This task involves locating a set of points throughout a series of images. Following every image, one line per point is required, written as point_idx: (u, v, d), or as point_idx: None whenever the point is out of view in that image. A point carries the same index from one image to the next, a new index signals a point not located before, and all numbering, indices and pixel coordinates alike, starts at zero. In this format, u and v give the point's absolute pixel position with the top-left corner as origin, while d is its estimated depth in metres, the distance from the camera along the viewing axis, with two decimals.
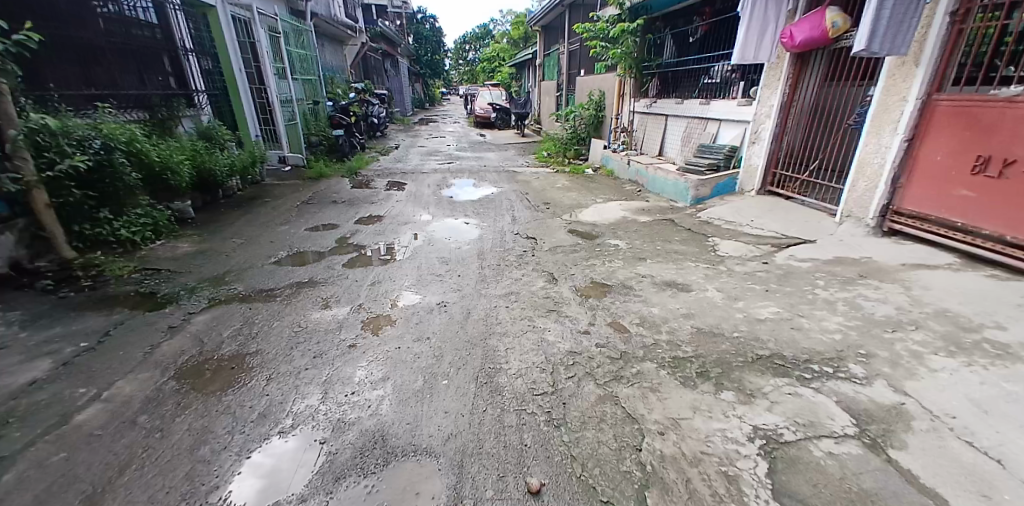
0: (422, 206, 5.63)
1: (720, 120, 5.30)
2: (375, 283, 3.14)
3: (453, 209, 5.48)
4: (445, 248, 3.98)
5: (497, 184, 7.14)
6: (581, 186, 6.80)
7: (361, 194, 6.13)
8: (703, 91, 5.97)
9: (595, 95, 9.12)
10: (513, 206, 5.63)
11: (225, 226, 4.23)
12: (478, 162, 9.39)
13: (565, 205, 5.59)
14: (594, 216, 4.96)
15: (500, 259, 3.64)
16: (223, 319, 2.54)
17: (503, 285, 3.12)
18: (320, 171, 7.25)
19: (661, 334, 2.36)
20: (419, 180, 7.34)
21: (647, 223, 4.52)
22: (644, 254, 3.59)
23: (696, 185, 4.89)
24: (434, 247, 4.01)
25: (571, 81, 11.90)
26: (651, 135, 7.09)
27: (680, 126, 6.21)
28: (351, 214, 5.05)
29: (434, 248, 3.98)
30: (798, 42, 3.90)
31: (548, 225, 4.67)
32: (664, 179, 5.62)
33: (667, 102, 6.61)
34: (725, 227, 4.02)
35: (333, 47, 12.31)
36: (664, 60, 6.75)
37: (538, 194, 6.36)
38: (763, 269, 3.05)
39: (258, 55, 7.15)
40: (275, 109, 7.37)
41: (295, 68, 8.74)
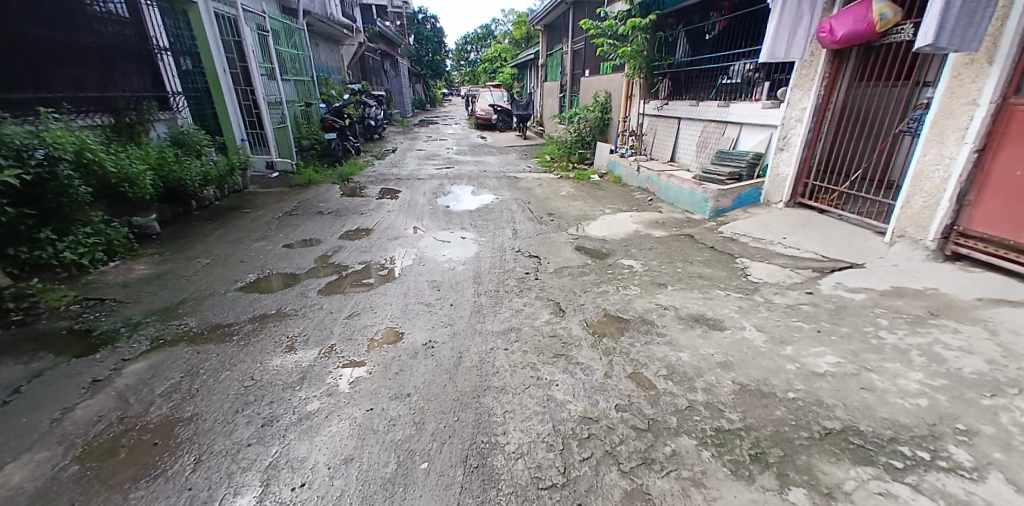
0: (416, 216, 5.20)
1: (741, 124, 4.87)
2: (353, 314, 2.70)
3: (449, 221, 5.05)
4: (437, 269, 3.56)
5: (497, 191, 6.70)
6: (587, 194, 6.36)
7: (351, 204, 5.70)
8: (721, 92, 5.53)
9: (601, 96, 8.68)
10: (514, 217, 5.20)
11: (194, 243, 3.79)
12: (478, 166, 8.96)
13: (570, 216, 5.15)
14: (603, 230, 4.52)
15: (499, 283, 3.21)
16: (162, 368, 2.10)
17: (504, 317, 2.69)
18: (310, 177, 6.84)
19: (695, 393, 1.91)
20: (415, 187, 6.91)
21: (662, 239, 4.07)
22: (663, 279, 3.15)
23: (716, 196, 4.46)
24: (426, 267, 3.58)
25: (575, 82, 11.48)
26: (662, 140, 6.65)
27: (694, 130, 5.77)
28: (337, 226, 4.62)
29: (426, 269, 3.55)
30: (839, 37, 3.49)
31: (552, 240, 4.23)
32: (678, 188, 5.18)
33: (680, 104, 6.17)
34: (753, 245, 3.59)
35: (328, 47, 11.91)
36: (677, 60, 6.31)
37: (540, 203, 5.91)
38: (807, 301, 2.62)
39: (244, 55, 6.75)
40: (262, 112, 6.95)
41: (284, 68, 8.38)
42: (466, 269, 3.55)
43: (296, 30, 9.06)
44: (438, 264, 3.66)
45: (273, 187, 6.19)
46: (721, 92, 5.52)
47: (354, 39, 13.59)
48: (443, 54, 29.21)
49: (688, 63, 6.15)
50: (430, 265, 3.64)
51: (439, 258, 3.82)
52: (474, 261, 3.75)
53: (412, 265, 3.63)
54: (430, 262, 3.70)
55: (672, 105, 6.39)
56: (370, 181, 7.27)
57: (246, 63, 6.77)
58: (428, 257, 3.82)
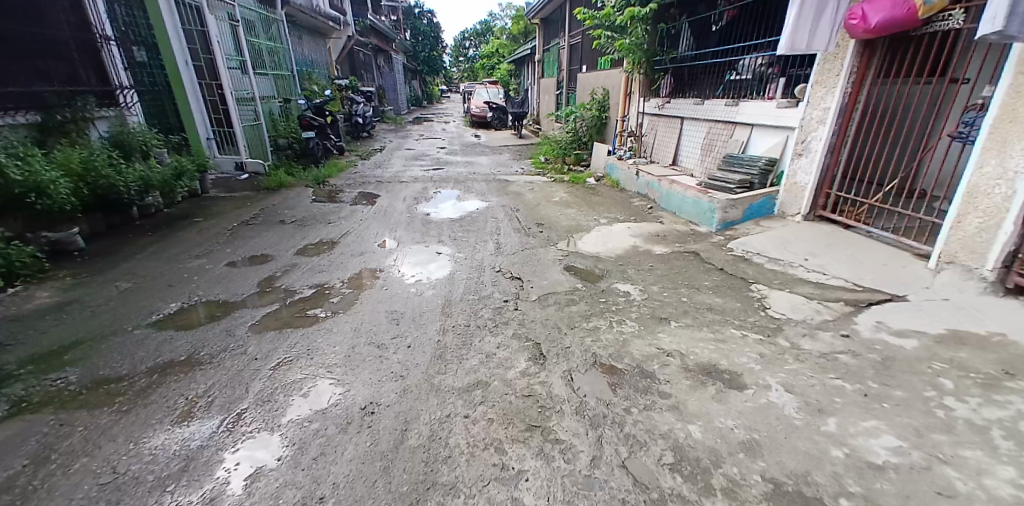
0: (391, 226, 4.68)
1: (752, 125, 4.36)
2: (281, 362, 2.18)
3: (426, 232, 4.52)
4: (401, 294, 3.04)
5: (484, 196, 6.19)
6: (582, 201, 5.85)
7: (320, 211, 5.17)
8: (729, 89, 5.04)
9: (598, 94, 8.21)
10: (499, 228, 4.68)
11: (121, 263, 3.32)
12: (468, 168, 8.45)
13: (561, 226, 4.65)
14: (598, 244, 4.02)
15: (471, 316, 2.69)
16: (8, 450, 1.65)
17: (471, 364, 2.18)
18: (282, 180, 6.31)
19: (708, 497, 1.41)
20: (396, 191, 6.40)
21: (664, 257, 3.57)
22: (667, 311, 2.65)
23: (724, 207, 3.97)
24: (388, 292, 3.06)
25: (571, 79, 10.95)
26: (663, 141, 6.14)
27: (699, 131, 5.26)
28: (296, 239, 4.09)
29: (388, 294, 3.04)
30: (872, 25, 2.98)
31: (539, 258, 3.72)
32: (681, 195, 4.67)
33: (683, 103, 5.67)
34: (770, 268, 3.09)
35: (312, 40, 11.38)
36: (680, 54, 5.81)
37: (530, 210, 5.41)
38: (845, 349, 2.12)
39: (208, 47, 6.24)
40: (230, 108, 6.43)
41: (256, 61, 7.85)
42: (436, 294, 3.04)
43: (271, 21, 8.55)
44: (403, 288, 3.15)
45: (238, 193, 5.66)
46: (730, 89, 5.03)
47: (340, 32, 13.03)
48: (439, 50, 28.61)
49: (693, 58, 5.66)
50: (394, 289, 3.12)
51: (406, 279, 3.30)
52: (447, 284, 3.24)
53: (375, 288, 3.12)
54: (395, 285, 3.18)
55: (675, 104, 5.88)
56: (348, 184, 6.74)
57: (212, 55, 6.26)
58: (394, 277, 3.31)
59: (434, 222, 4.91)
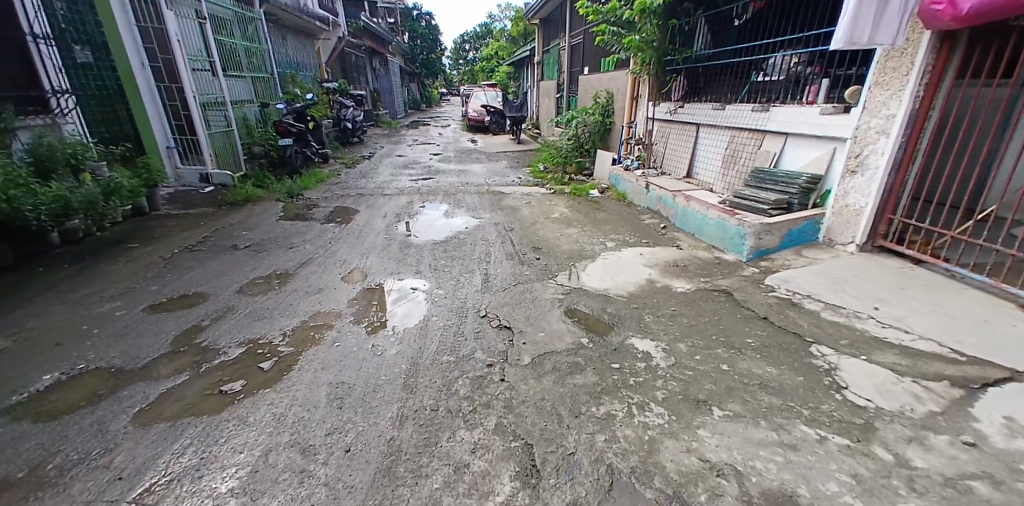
0: (364, 251, 4.01)
1: (786, 134, 3.70)
2: (152, 490, 1.50)
3: (403, 259, 3.85)
4: (356, 351, 2.35)
5: (475, 212, 5.53)
6: (585, 218, 5.18)
7: (284, 231, 4.49)
8: (756, 91, 4.40)
9: (601, 97, 7.59)
10: (489, 253, 4.01)
11: (11, 312, 2.69)
12: (461, 177, 7.80)
13: (561, 253, 3.98)
14: (605, 277, 3.35)
15: (442, 390, 2.02)
16: None
17: (432, 487, 1.50)
18: (250, 193, 5.66)
19: None
20: (377, 206, 5.74)
21: (688, 297, 2.90)
22: (705, 386, 1.97)
23: (757, 233, 3.31)
24: (340, 348, 2.38)
25: (573, 81, 10.31)
26: (675, 150, 5.48)
27: (719, 140, 4.61)
28: (245, 270, 3.43)
29: (340, 351, 2.35)
30: (965, 12, 2.30)
31: (535, 297, 3.06)
32: (702, 215, 4.00)
33: (699, 107, 5.03)
34: (829, 320, 2.43)
35: (298, 40, 10.77)
36: (694, 52, 5.18)
37: (525, 230, 4.74)
38: (980, 475, 1.46)
39: (166, 46, 5.64)
40: (192, 114, 5.91)
41: (229, 63, 7.24)
42: (403, 352, 2.36)
43: (248, 19, 7.93)
44: (361, 341, 2.46)
45: (195, 210, 5.03)
46: (757, 91, 4.39)
47: (329, 32, 12.42)
48: (438, 53, 28.08)
49: (710, 56, 5.03)
50: (349, 343, 2.43)
51: (366, 328, 2.62)
52: (417, 335, 2.56)
53: (325, 342, 2.44)
54: (350, 337, 2.49)
55: (689, 108, 5.24)
56: (325, 197, 6.08)
57: (169, 54, 5.68)
58: (352, 325, 2.64)
59: (414, 245, 4.23)
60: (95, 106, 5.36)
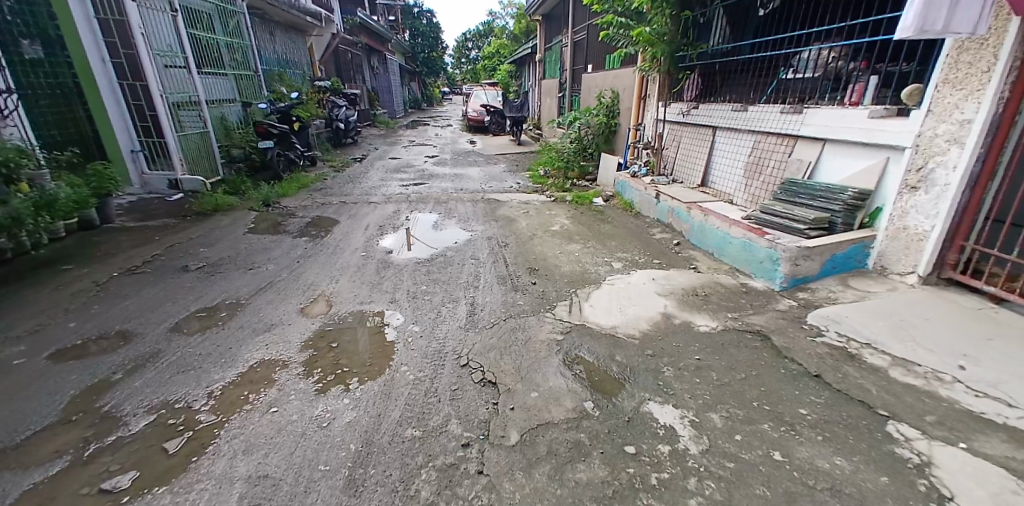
0: (335, 272, 3.50)
1: (825, 140, 3.18)
2: None
3: (378, 282, 3.34)
4: (297, 421, 1.84)
5: (467, 224, 5.02)
6: (588, 231, 4.67)
7: (248, 248, 4.00)
8: (784, 91, 3.88)
9: (606, 97, 7.10)
10: (478, 275, 3.50)
11: None
12: (456, 183, 7.30)
13: (560, 276, 3.47)
14: (613, 309, 2.84)
15: (397, 492, 1.51)
16: None
17: None
18: (219, 202, 5.18)
19: None
20: (360, 215, 5.24)
21: (714, 339, 2.38)
22: (755, 491, 1.44)
23: (794, 258, 2.79)
24: (277, 418, 1.87)
25: (576, 79, 9.77)
26: (689, 155, 4.96)
27: (740, 145, 4.09)
28: (189, 301, 2.95)
29: (277, 421, 1.85)
30: None
31: (528, 336, 2.54)
32: (724, 233, 3.48)
33: (716, 108, 4.52)
34: (902, 383, 1.91)
35: (288, 37, 10.32)
36: (711, 47, 4.67)
37: (521, 246, 4.23)
38: None
39: (128, 40, 5.21)
40: (159, 114, 5.48)
41: (206, 59, 6.77)
42: (357, 421, 1.85)
43: (229, 13, 7.45)
44: (306, 405, 1.95)
45: (154, 223, 4.55)
46: (785, 91, 3.87)
47: (322, 28, 11.95)
48: (439, 51, 27.60)
49: (729, 51, 4.52)
50: (291, 408, 1.93)
51: (319, 384, 2.11)
52: (378, 393, 2.05)
53: (259, 407, 1.93)
54: (294, 399, 1.99)
55: (705, 109, 4.73)
56: (304, 205, 5.58)
57: (132, 50, 5.24)
58: (302, 381, 2.13)
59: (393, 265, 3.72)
60: (45, 107, 4.89)
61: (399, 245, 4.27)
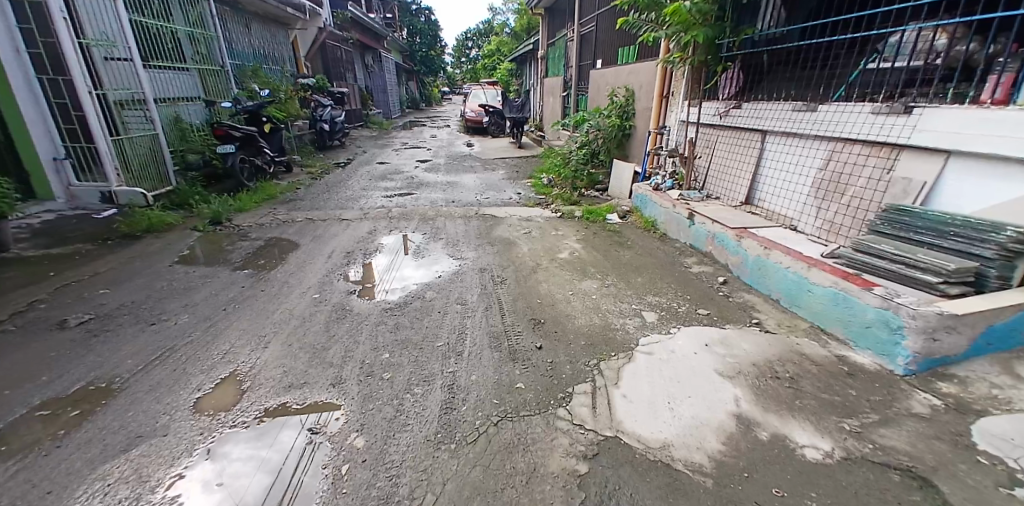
0: (268, 326, 2.57)
1: (952, 153, 2.29)
2: None
3: (324, 342, 2.39)
4: (251, 485, 1.53)
5: (456, 248, 4.10)
6: (604, 260, 3.75)
7: (168, 286, 3.09)
8: (869, 84, 2.96)
9: (619, 95, 6.18)
10: (463, 333, 2.56)
11: None
12: (448, 192, 6.38)
13: (576, 334, 2.54)
14: (658, 400, 1.90)
15: None
16: None
17: None
18: (155, 220, 4.27)
19: None
20: (327, 237, 4.32)
21: (840, 483, 1.47)
22: None
23: (932, 331, 1.92)
24: (219, 478, 1.55)
25: (582, 76, 8.85)
26: (729, 165, 4.05)
27: (804, 155, 3.19)
28: (34, 387, 2.04)
29: (224, 477, 1.55)
30: None
31: (530, 460, 1.61)
32: (800, 276, 2.55)
33: (768, 107, 3.61)
34: None
35: (266, 29, 9.39)
36: (759, 32, 3.75)
37: (521, 283, 3.31)
38: None
39: (48, 27, 4.34)
40: (87, 115, 4.60)
41: (155, 50, 5.84)
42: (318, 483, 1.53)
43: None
44: (261, 449, 1.67)
45: (62, 250, 3.66)
46: (865, 84, 2.99)
47: (307, 21, 11.04)
48: (437, 50, 26.71)
49: (780, 37, 3.66)
50: (244, 454, 1.66)
51: (265, 429, 1.77)
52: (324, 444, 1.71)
53: None
54: (241, 441, 1.71)
55: (750, 109, 3.82)
56: (260, 222, 4.64)
57: (53, 39, 4.38)
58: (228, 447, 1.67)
59: (374, 287, 3.22)
60: None
61: (389, 253, 3.92)
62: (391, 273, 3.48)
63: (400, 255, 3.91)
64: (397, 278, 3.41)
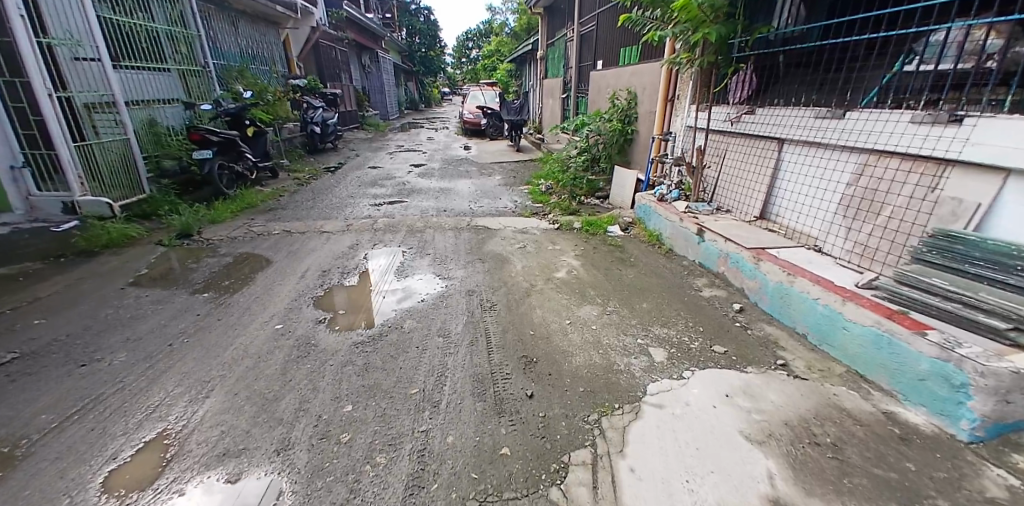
0: (215, 368, 2.23)
1: (1013, 170, 1.95)
2: None
3: (278, 390, 2.06)
4: (246, 485, 1.56)
5: (443, 266, 3.75)
6: (604, 281, 3.40)
7: (113, 315, 2.76)
8: (905, 87, 2.61)
9: (622, 98, 5.84)
10: (442, 376, 2.21)
11: None
12: (440, 200, 6.03)
13: (573, 378, 2.18)
14: (675, 477, 1.55)
15: None
16: None
17: None
18: (116, 235, 3.94)
19: None
20: (304, 252, 3.98)
21: None
22: None
23: (1008, 392, 1.59)
24: (218, 479, 1.59)
25: (583, 78, 8.50)
26: (742, 175, 3.70)
27: (830, 168, 2.85)
28: None
29: (222, 478, 1.59)
30: None
31: None
32: (834, 311, 2.20)
33: (787, 113, 3.26)
34: None
35: (255, 29, 9.07)
36: (776, 30, 3.42)
37: (512, 310, 2.95)
38: None
39: (3, 25, 4.01)
40: (46, 119, 4.26)
41: (129, 51, 5.52)
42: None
43: None
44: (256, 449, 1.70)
45: (7, 271, 3.34)
46: (901, 90, 2.64)
47: (299, 21, 10.73)
48: (437, 51, 26.41)
49: (797, 36, 3.35)
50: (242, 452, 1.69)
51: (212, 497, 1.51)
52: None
53: None
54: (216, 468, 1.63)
55: (766, 114, 3.47)
56: (233, 235, 4.30)
57: (9, 37, 4.05)
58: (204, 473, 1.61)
59: (372, 290, 3.23)
60: None
61: (386, 257, 3.93)
62: (390, 277, 3.50)
63: (398, 256, 3.96)
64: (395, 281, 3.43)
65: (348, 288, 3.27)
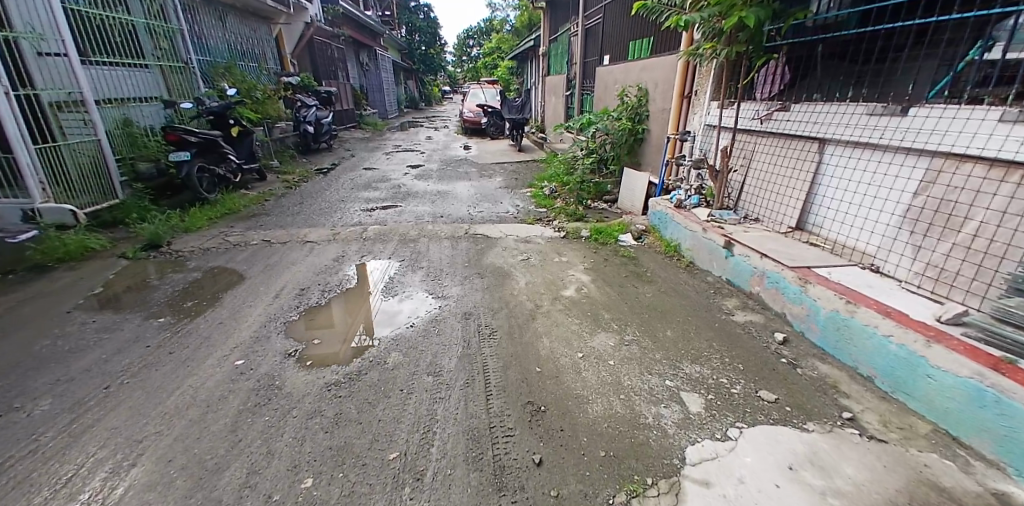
0: (152, 424, 1.84)
1: None
2: None
3: (223, 457, 1.66)
4: None
5: (436, 281, 3.34)
6: (618, 301, 2.99)
7: (49, 348, 2.39)
8: (983, 79, 2.19)
9: (632, 93, 5.40)
10: (429, 432, 1.80)
11: None
12: (436, 205, 5.62)
13: (590, 435, 1.77)
14: None
15: None
16: None
17: None
18: (73, 248, 3.57)
19: None
20: (282, 265, 3.58)
21: None
22: None
23: None
24: None
25: (588, 74, 8.07)
26: (774, 180, 3.27)
27: (889, 174, 2.43)
28: None
29: None
30: None
31: None
32: (914, 353, 1.78)
33: (831, 109, 2.83)
34: None
35: (244, 24, 8.67)
36: (815, 15, 2.99)
37: (513, 338, 2.54)
38: None
39: None
40: (2, 119, 3.86)
41: (105, 45, 5.13)
42: None
43: None
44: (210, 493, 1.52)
45: None
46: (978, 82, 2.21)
47: (292, 16, 10.34)
48: (437, 49, 25.98)
49: (837, 22, 2.92)
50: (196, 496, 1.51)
51: None
52: None
53: None
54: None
55: (804, 111, 3.04)
56: (205, 246, 3.89)
57: None
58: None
59: (369, 293, 3.12)
60: None
61: (382, 262, 3.69)
62: (388, 278, 3.38)
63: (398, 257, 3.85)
64: (393, 283, 3.32)
65: (343, 293, 3.11)
